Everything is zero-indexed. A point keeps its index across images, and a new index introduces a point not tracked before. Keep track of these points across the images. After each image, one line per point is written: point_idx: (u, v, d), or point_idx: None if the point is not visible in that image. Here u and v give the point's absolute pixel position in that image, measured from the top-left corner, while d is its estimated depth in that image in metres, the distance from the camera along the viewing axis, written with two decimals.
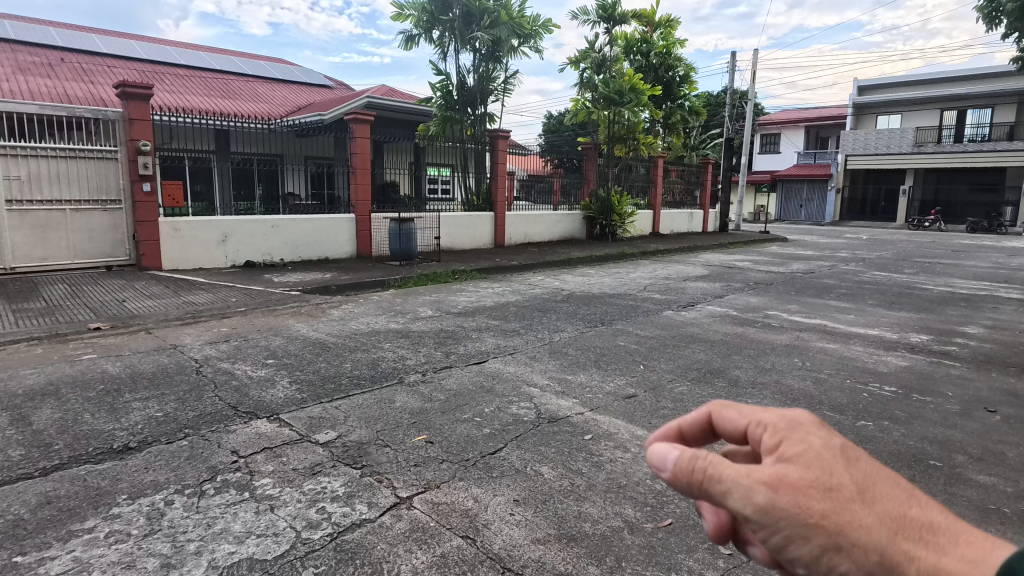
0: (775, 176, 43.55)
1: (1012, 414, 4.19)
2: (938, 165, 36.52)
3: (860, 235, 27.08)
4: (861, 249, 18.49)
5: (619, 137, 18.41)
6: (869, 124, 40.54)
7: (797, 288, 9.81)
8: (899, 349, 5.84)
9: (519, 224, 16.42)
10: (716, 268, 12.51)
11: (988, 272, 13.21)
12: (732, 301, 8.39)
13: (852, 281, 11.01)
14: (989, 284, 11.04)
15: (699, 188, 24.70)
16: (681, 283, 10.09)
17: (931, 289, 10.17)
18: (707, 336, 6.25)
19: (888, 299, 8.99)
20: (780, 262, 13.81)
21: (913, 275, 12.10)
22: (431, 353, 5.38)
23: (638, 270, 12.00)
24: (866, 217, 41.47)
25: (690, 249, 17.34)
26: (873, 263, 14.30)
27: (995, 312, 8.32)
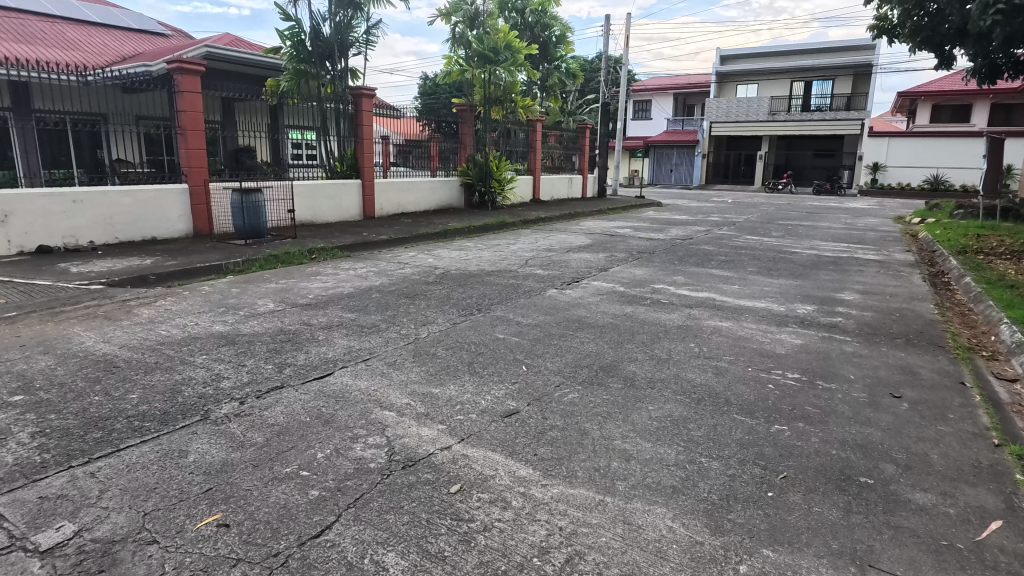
0: (647, 142, 44.85)
1: (917, 399, 3.86)
2: (789, 132, 39.49)
3: (725, 198, 28.51)
4: (730, 213, 19.16)
5: (497, 98, 17.45)
6: (730, 92, 42.90)
7: (679, 256, 9.54)
8: (790, 324, 5.50)
9: (390, 192, 14.99)
10: (598, 237, 12.08)
11: (842, 234, 14.02)
12: (617, 275, 7.84)
13: (728, 246, 11.02)
14: (846, 246, 11.57)
15: (577, 154, 24.42)
16: (564, 255, 9.45)
17: (800, 252, 10.38)
18: (594, 319, 5.56)
19: (765, 265, 8.95)
20: (659, 229, 13.72)
21: (781, 238, 12.46)
22: (258, 367, 4.17)
23: (519, 242, 11.25)
24: (728, 181, 44.26)
25: (571, 216, 16.92)
26: (743, 227, 14.69)
27: (861, 274, 8.51)
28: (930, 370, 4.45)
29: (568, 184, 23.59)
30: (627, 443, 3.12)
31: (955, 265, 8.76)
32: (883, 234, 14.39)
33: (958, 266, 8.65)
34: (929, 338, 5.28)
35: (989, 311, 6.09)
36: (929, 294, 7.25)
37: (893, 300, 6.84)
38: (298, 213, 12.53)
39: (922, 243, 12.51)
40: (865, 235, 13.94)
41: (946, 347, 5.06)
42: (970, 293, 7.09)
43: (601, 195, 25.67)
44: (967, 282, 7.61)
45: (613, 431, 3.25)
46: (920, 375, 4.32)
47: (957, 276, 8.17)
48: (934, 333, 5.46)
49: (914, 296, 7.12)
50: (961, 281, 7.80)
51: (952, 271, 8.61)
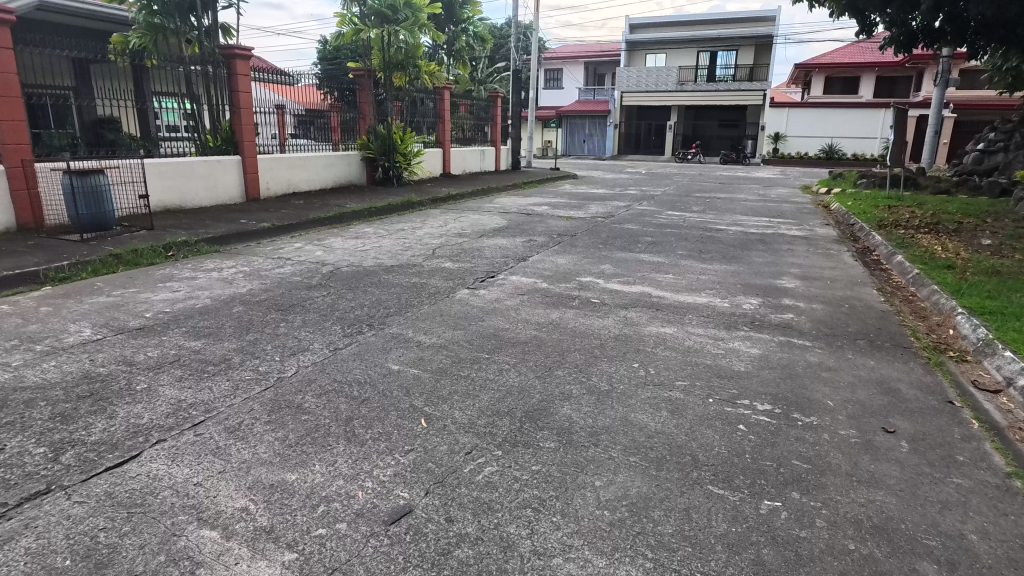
0: (560, 112, 44.13)
1: (913, 434, 3.12)
2: (696, 102, 40.04)
3: (640, 170, 28.33)
4: (647, 185, 18.70)
5: (398, 63, 15.83)
6: (640, 62, 42.86)
7: (603, 238, 8.69)
8: (740, 327, 4.71)
9: (278, 169, 13.10)
10: (515, 217, 11.05)
11: (759, 207, 13.80)
12: (538, 266, 6.83)
13: (652, 224, 10.34)
14: (768, 220, 11.23)
15: (489, 124, 23.13)
16: (476, 242, 8.34)
17: (725, 230, 9.84)
18: (514, 331, 4.52)
19: (695, 246, 8.28)
20: (578, 205, 12.88)
21: (703, 214, 11.97)
22: (20, 453, 2.79)
23: (426, 225, 10.00)
24: (640, 151, 44.49)
25: (485, 192, 15.73)
26: (662, 201, 14.16)
27: (792, 254, 8.02)
28: (909, 384, 3.78)
29: (481, 157, 22.32)
30: (571, 564, 2.11)
31: (881, 241, 8.48)
32: (797, 206, 14.33)
33: (884, 242, 8.36)
34: (890, 336, 4.67)
35: (936, 297, 5.63)
36: (867, 277, 6.80)
37: (835, 286, 6.29)
38: (153, 198, 10.50)
39: (836, 216, 12.44)
40: (781, 207, 13.81)
41: (912, 348, 4.45)
42: (907, 274, 6.69)
43: (515, 168, 24.61)
44: (900, 261, 7.25)
45: (548, 541, 2.22)
46: (902, 395, 3.61)
47: (886, 255, 7.85)
48: (891, 328, 4.88)
49: (853, 280, 6.63)
50: (893, 260, 7.45)
51: (879, 248, 8.31)
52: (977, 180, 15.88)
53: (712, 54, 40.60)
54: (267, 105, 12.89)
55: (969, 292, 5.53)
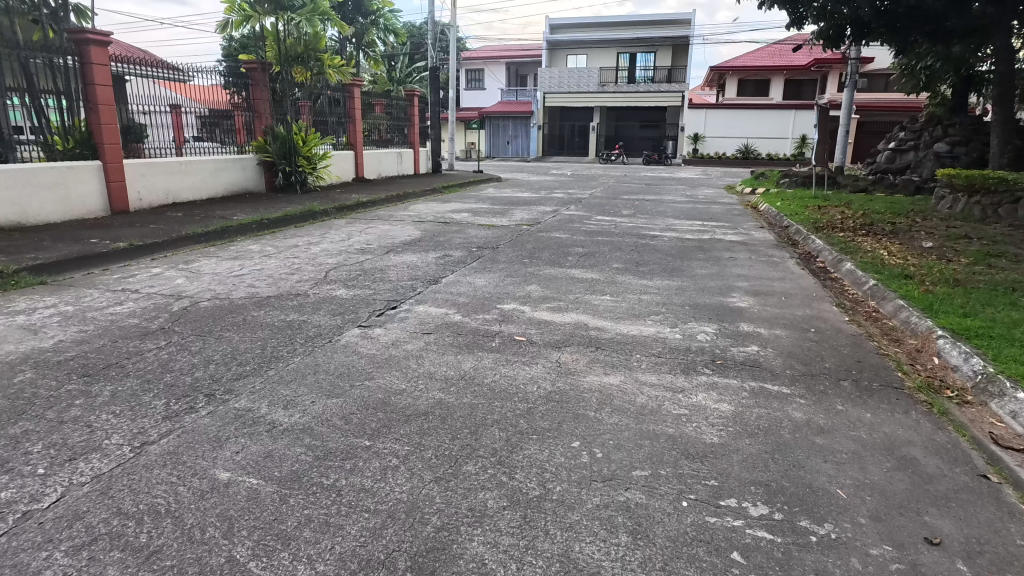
0: (482, 113, 43.07)
1: (966, 546, 2.22)
2: (618, 103, 40.14)
3: (565, 171, 27.75)
4: (574, 188, 17.94)
5: (298, 56, 14.16)
6: (561, 63, 42.55)
7: (529, 251, 7.66)
8: (699, 371, 3.75)
9: (153, 175, 11.21)
10: (431, 226, 9.86)
11: (689, 209, 13.26)
12: (453, 290, 5.68)
13: (582, 231, 9.43)
14: (701, 224, 10.61)
15: (406, 125, 21.69)
16: (382, 259, 7.10)
17: (661, 237, 9.05)
18: (412, 394, 3.34)
19: (631, 257, 7.39)
20: (500, 211, 11.82)
21: (634, 218, 11.21)
22: None
23: (326, 239, 8.62)
24: (564, 153, 44.23)
25: (400, 197, 14.38)
26: (589, 205, 13.34)
27: (736, 263, 7.27)
28: (924, 450, 2.92)
29: (398, 159, 20.86)
30: None
31: (824, 246, 7.91)
32: (726, 207, 13.92)
33: (826, 247, 7.80)
34: (874, 372, 3.85)
35: (905, 315, 4.94)
36: (820, 289, 6.10)
37: (792, 303, 5.51)
38: None
39: (767, 217, 12.01)
40: (710, 209, 13.35)
41: (905, 389, 3.63)
42: (862, 284, 6.05)
43: (435, 171, 23.29)
44: (850, 270, 6.63)
45: None
46: (924, 469, 2.74)
47: (831, 261, 7.26)
48: (872, 360, 4.07)
49: (808, 293, 5.90)
50: (842, 268, 6.84)
51: (822, 253, 7.73)
52: (890, 178, 16.15)
53: (632, 56, 40.86)
54: (162, 105, 11.31)
55: (941, 308, 4.87)
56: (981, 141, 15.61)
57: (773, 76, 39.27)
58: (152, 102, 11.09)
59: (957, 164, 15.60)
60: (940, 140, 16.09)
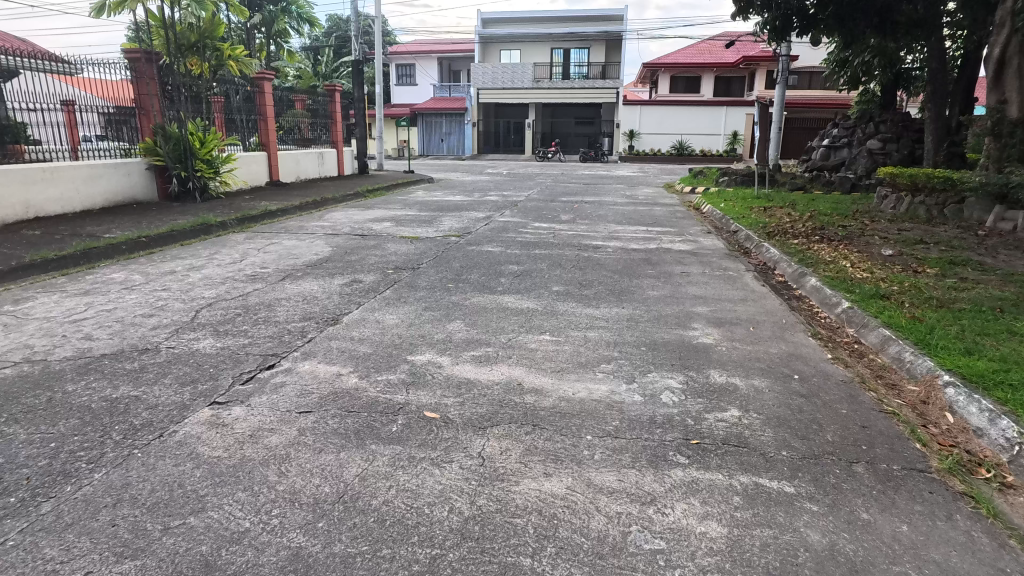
0: (413, 109, 41.36)
1: None
2: (553, 99, 39.49)
3: (500, 170, 26.80)
4: (509, 189, 16.98)
5: (190, 45, 12.49)
6: (494, 58, 41.49)
7: (456, 271, 6.57)
8: (670, 460, 2.79)
9: (8, 185, 9.35)
10: (346, 240, 8.62)
11: (631, 211, 12.49)
12: (357, 333, 4.53)
13: (518, 243, 8.42)
14: (645, 230, 9.84)
15: (328, 122, 19.98)
16: (276, 289, 5.85)
17: (605, 248, 8.15)
18: (256, 543, 2.20)
19: (572, 276, 6.45)
20: (428, 219, 10.65)
21: (575, 224, 10.29)
22: None
23: (214, 261, 7.23)
24: (500, 150, 43.31)
25: (318, 204, 12.95)
26: (525, 209, 12.36)
27: (690, 280, 6.44)
28: None
29: (320, 161, 19.22)
30: None
31: (780, 256, 7.22)
32: (668, 208, 13.27)
33: (783, 258, 7.11)
34: (887, 445, 3.00)
35: (896, 350, 4.18)
36: (789, 313, 5.31)
37: (762, 335, 4.68)
38: None
39: (712, 220, 11.39)
40: (652, 211, 12.65)
41: (933, 473, 2.78)
42: (833, 307, 5.32)
43: (362, 172, 21.73)
44: (815, 287, 5.91)
45: None
46: None
47: (792, 275, 6.55)
48: (879, 424, 3.23)
49: (777, 320, 5.09)
50: (805, 285, 6.12)
51: (779, 265, 7.04)
52: (826, 176, 16.03)
53: (566, 51, 40.28)
54: (52, 103, 9.85)
55: (936, 340, 4.13)
56: (911, 138, 15.69)
57: (704, 73, 39.71)
58: (37, 98, 9.58)
59: (889, 161, 15.62)
60: (872, 136, 16.08)
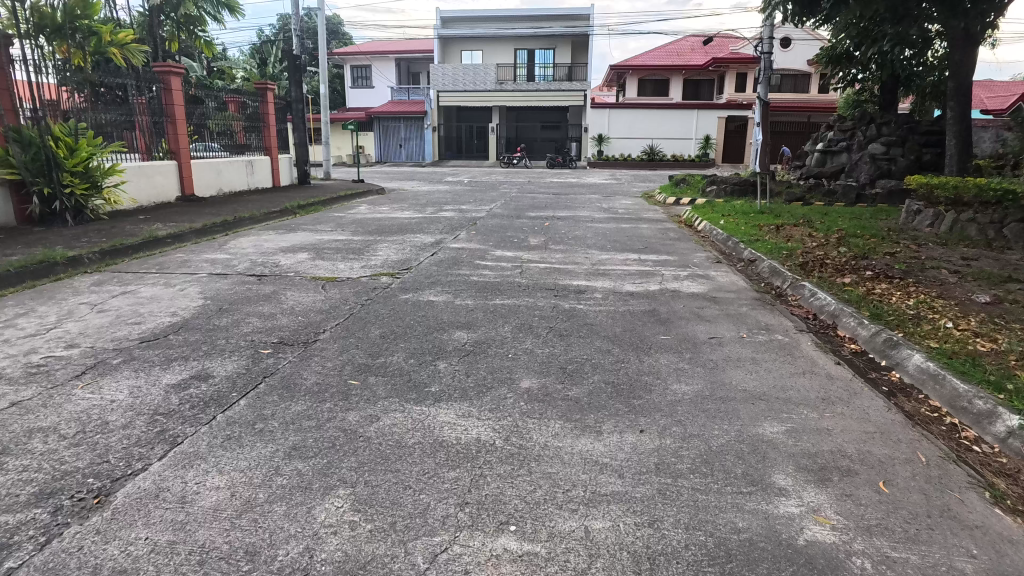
0: (368, 113, 38.62)
1: None
2: (517, 102, 37.41)
3: (460, 178, 24.61)
4: (467, 202, 14.79)
5: (55, 28, 9.82)
6: (455, 58, 39.36)
7: (373, 349, 4.27)
8: None
9: None
10: (234, 285, 6.22)
11: (614, 231, 10.33)
12: (119, 552, 2.18)
13: (472, 286, 6.15)
14: (639, 259, 7.65)
15: (259, 126, 17.29)
16: (52, 401, 3.44)
17: (592, 293, 5.92)
18: None
19: (548, 352, 4.24)
20: (360, 248, 8.31)
21: (548, 253, 8.06)
22: None
23: (4, 332, 4.74)
24: (462, 156, 41.08)
25: (230, 225, 10.49)
26: (485, 229, 10.09)
27: (728, 358, 4.24)
28: None
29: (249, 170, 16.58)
30: None
31: (839, 307, 5.14)
32: (655, 225, 11.22)
33: (845, 312, 5.04)
34: None
35: None
36: (919, 437, 3.14)
37: (915, 515, 2.48)
38: None
39: (714, 241, 9.29)
40: (638, 229, 10.49)
41: None
42: (987, 424, 3.20)
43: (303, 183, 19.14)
44: (929, 372, 3.80)
45: None
46: None
47: (871, 344, 4.46)
48: None
49: (914, 460, 2.90)
50: (905, 365, 4.03)
51: (842, 323, 4.95)
52: (824, 185, 14.25)
53: (530, 52, 38.40)
54: None
55: None
56: (917, 141, 14.07)
57: (672, 76, 38.33)
58: None
59: (894, 167, 13.94)
60: (874, 140, 14.38)
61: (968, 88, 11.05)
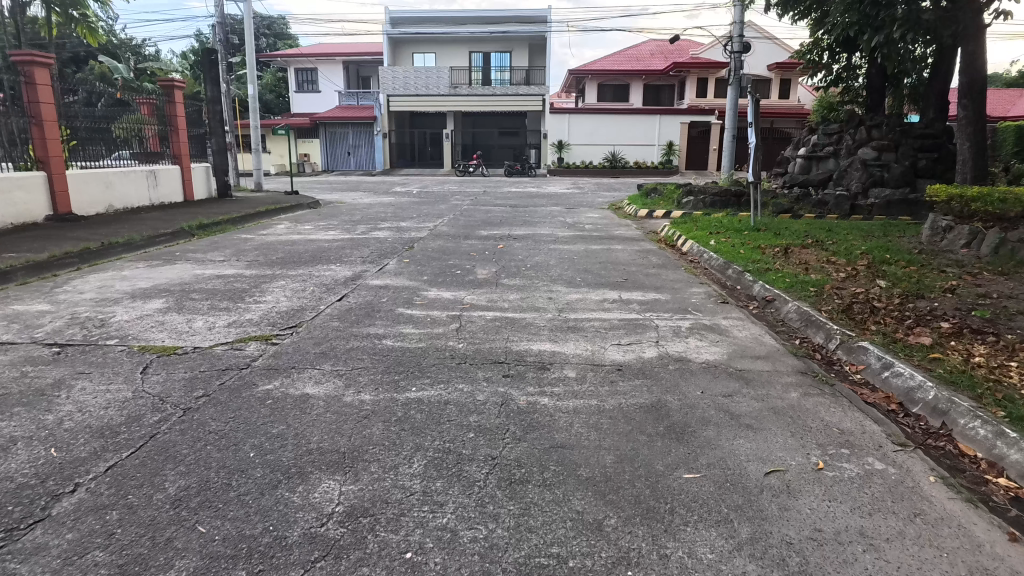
0: (313, 118, 35.93)
1: None
2: (473, 107, 35.50)
3: (410, 188, 22.52)
4: (410, 217, 12.72)
5: None
6: (406, 61, 37.26)
7: (136, 551, 2.15)
8: None
9: None
10: (5, 368, 3.97)
11: (582, 255, 8.38)
12: None
13: (382, 361, 4.06)
14: (621, 302, 5.68)
15: (166, 130, 14.73)
16: None
17: (559, 371, 3.90)
18: None
19: (485, 536, 2.23)
20: (245, 289, 6.14)
21: (498, 292, 6.04)
22: None
23: None
24: (415, 164, 38.89)
25: (93, 253, 8.12)
26: (421, 256, 8.03)
27: (819, 538, 2.26)
28: None
29: (153, 182, 14.05)
30: None
31: (947, 399, 3.28)
32: (629, 244, 9.36)
33: (962, 407, 3.18)
34: None
35: None
36: None
37: None
38: None
39: (707, 269, 7.42)
40: (612, 251, 8.57)
41: None
42: None
43: (223, 196, 16.64)
44: None
45: None
46: None
47: None
48: None
49: None
50: None
51: (962, 429, 3.08)
52: (812, 196, 12.70)
53: (485, 56, 36.64)
54: None
55: None
56: (911, 146, 12.71)
57: (633, 81, 37.13)
58: None
59: (888, 174, 12.52)
60: (865, 144, 12.93)
61: (982, 83, 9.52)
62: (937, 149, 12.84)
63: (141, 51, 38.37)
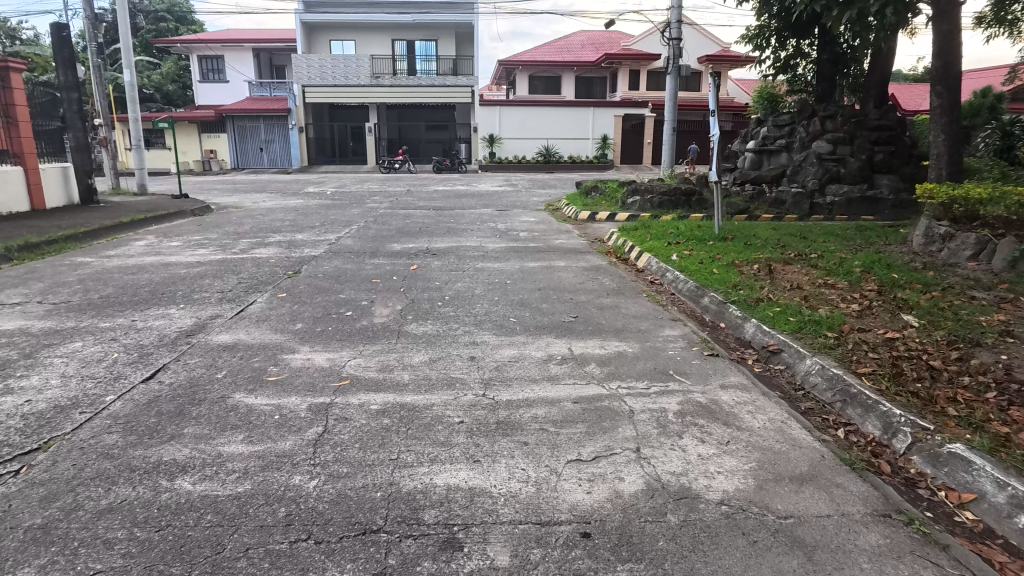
0: (218, 110, 32.45)
1: None
2: (396, 98, 33.14)
3: (325, 188, 20.15)
4: (313, 225, 10.61)
5: None
6: (323, 48, 34.41)
7: None
8: None
9: None
10: None
11: (517, 278, 6.65)
12: None
13: (150, 547, 2.17)
14: (572, 362, 3.99)
15: (2, 122, 11.75)
16: None
17: (481, 552, 2.15)
18: None
19: None
20: (6, 360, 4.01)
21: (399, 350, 4.21)
22: None
23: None
24: (336, 160, 36.07)
25: None
26: (306, 286, 6.06)
27: None
28: None
29: None
30: None
31: None
32: (572, 259, 7.71)
33: None
34: None
35: None
36: None
37: None
38: None
39: (673, 295, 5.88)
40: (554, 272, 6.89)
41: None
42: None
43: (87, 201, 13.81)
44: None
45: None
46: None
47: None
48: None
49: None
50: None
51: None
52: (767, 193, 11.55)
53: (409, 44, 34.36)
54: None
55: None
56: (866, 139, 11.78)
57: (564, 72, 35.84)
58: None
59: (844, 170, 11.54)
60: (819, 137, 11.90)
61: (958, 68, 8.45)
62: (892, 142, 11.99)
63: (14, 32, 33.61)
